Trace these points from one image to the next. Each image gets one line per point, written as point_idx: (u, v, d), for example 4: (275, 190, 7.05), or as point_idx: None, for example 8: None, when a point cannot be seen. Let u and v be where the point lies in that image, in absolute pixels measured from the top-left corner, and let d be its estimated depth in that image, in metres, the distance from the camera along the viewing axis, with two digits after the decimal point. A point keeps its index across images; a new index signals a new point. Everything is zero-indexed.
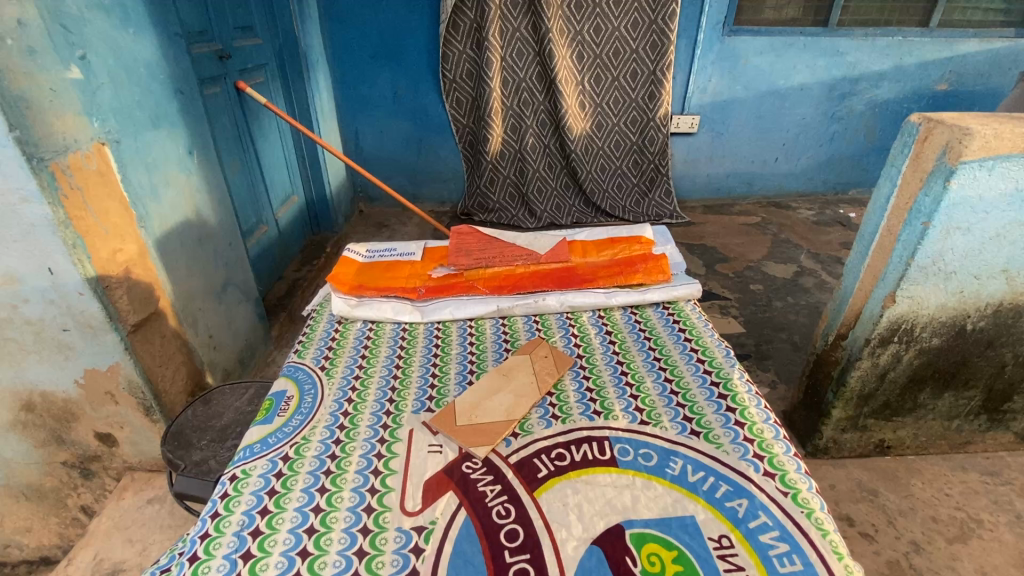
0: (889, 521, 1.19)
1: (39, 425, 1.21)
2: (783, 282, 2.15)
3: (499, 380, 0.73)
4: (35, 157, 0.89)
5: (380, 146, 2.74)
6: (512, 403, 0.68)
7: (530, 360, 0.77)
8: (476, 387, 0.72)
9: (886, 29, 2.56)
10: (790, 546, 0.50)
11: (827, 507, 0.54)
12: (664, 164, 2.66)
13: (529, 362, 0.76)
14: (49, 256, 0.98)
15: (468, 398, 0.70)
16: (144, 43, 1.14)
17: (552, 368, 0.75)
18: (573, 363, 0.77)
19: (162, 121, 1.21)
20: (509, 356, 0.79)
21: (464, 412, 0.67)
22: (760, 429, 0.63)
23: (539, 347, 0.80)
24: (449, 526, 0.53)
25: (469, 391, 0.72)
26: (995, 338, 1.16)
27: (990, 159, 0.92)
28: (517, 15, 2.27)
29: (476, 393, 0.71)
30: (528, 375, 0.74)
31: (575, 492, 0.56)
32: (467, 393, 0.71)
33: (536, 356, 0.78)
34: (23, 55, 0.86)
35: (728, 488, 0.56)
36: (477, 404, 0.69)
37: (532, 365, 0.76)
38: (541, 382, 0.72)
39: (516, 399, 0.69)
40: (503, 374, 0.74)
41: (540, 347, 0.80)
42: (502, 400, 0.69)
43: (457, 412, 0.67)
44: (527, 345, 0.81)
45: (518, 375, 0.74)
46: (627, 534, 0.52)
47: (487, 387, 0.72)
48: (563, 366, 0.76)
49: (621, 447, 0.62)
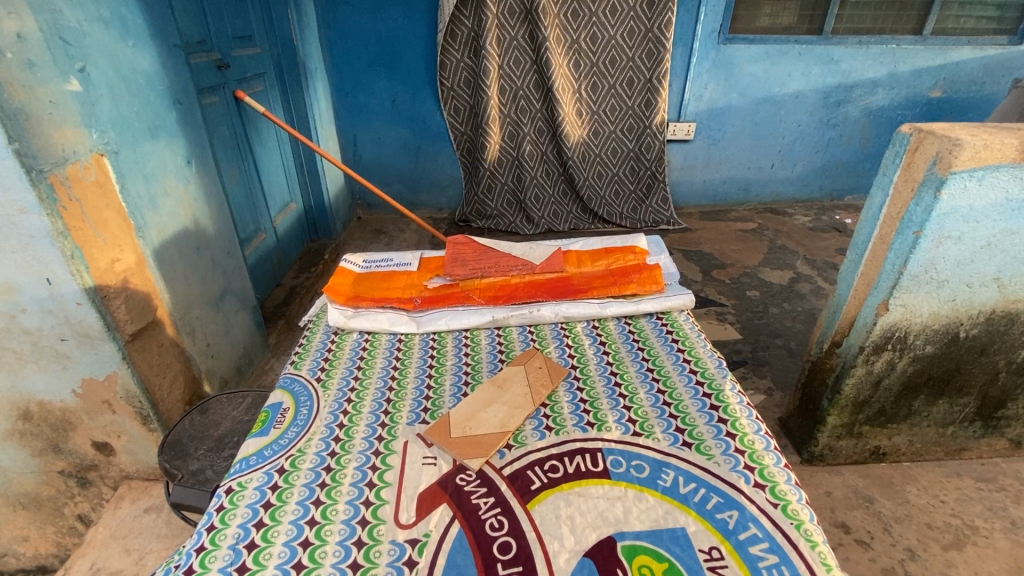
0: (885, 528, 1.20)
1: (36, 434, 1.21)
2: (780, 289, 2.16)
3: (493, 391, 0.74)
4: (35, 168, 0.90)
5: (379, 154, 2.75)
6: (505, 414, 0.69)
7: (524, 371, 0.77)
8: (470, 398, 0.73)
9: (880, 37, 2.58)
10: (779, 558, 0.50)
11: (816, 519, 0.54)
12: (661, 170, 2.68)
13: (523, 374, 0.77)
14: (48, 266, 0.98)
15: (462, 409, 0.71)
16: (143, 54, 1.15)
17: (546, 380, 0.76)
18: (567, 373, 0.78)
19: (160, 131, 1.21)
20: (503, 367, 0.80)
21: (458, 424, 0.68)
22: (751, 440, 0.63)
23: (533, 357, 0.80)
24: (442, 539, 0.54)
25: (464, 402, 0.72)
26: (988, 345, 1.16)
27: (980, 169, 0.93)
28: (514, 24, 2.29)
29: (470, 404, 0.71)
30: (522, 386, 0.74)
31: (568, 504, 0.56)
32: (462, 405, 0.72)
33: (530, 367, 0.78)
34: (23, 68, 0.87)
35: (719, 500, 0.56)
36: (471, 416, 0.69)
37: (526, 376, 0.76)
38: (535, 394, 0.73)
39: (509, 410, 0.70)
40: (496, 386, 0.74)
41: (534, 357, 0.80)
42: (495, 411, 0.70)
43: (450, 423, 0.68)
44: (520, 356, 0.82)
45: (512, 387, 0.74)
46: (619, 546, 0.52)
47: (480, 399, 0.72)
48: (557, 377, 0.76)
49: (614, 459, 0.62)
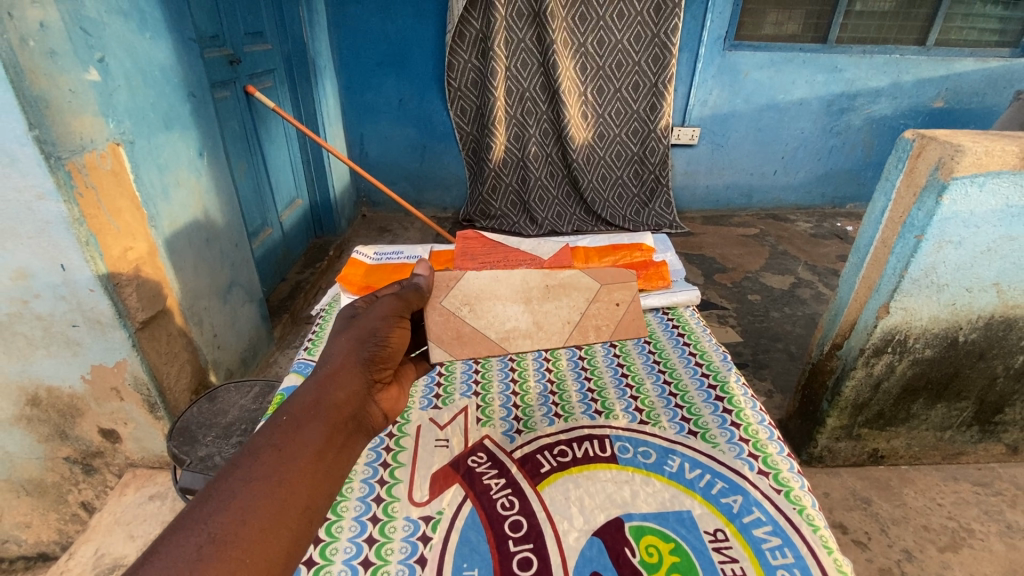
0: (882, 529, 1.21)
1: (43, 419, 1.23)
2: (781, 293, 2.18)
3: (537, 292, 0.86)
4: (54, 156, 0.91)
5: (385, 152, 2.77)
6: (521, 327, 0.85)
7: (592, 296, 0.88)
8: (513, 285, 0.85)
9: (884, 47, 2.60)
10: (782, 540, 0.55)
11: (818, 505, 0.59)
12: (665, 174, 2.70)
13: (571, 292, 0.87)
14: (63, 253, 0.99)
15: (487, 288, 0.85)
16: (160, 47, 1.17)
17: (599, 318, 0.88)
18: (628, 323, 0.90)
19: (174, 123, 1.23)
20: (581, 271, 0.88)
21: (466, 302, 0.83)
22: (755, 429, 0.69)
23: (613, 290, 0.89)
24: (454, 517, 0.60)
25: (494, 281, 0.85)
26: (987, 350, 1.18)
27: (981, 175, 0.95)
28: (522, 27, 2.32)
29: (502, 294, 0.85)
30: (574, 308, 0.87)
31: (576, 486, 0.62)
32: (493, 286, 0.85)
33: (602, 296, 0.89)
34: (45, 57, 0.88)
35: (724, 485, 0.61)
36: (488, 301, 0.85)
37: (589, 300, 0.88)
38: (578, 327, 0.86)
39: (527, 323, 0.85)
40: (544, 290, 0.86)
41: (615, 291, 0.89)
42: (516, 312, 0.85)
43: (458, 295, 0.83)
44: (606, 273, 0.90)
45: (560, 302, 0.86)
46: (626, 527, 0.57)
47: (525, 295, 0.85)
48: (611, 322, 0.88)
49: (621, 445, 0.68)
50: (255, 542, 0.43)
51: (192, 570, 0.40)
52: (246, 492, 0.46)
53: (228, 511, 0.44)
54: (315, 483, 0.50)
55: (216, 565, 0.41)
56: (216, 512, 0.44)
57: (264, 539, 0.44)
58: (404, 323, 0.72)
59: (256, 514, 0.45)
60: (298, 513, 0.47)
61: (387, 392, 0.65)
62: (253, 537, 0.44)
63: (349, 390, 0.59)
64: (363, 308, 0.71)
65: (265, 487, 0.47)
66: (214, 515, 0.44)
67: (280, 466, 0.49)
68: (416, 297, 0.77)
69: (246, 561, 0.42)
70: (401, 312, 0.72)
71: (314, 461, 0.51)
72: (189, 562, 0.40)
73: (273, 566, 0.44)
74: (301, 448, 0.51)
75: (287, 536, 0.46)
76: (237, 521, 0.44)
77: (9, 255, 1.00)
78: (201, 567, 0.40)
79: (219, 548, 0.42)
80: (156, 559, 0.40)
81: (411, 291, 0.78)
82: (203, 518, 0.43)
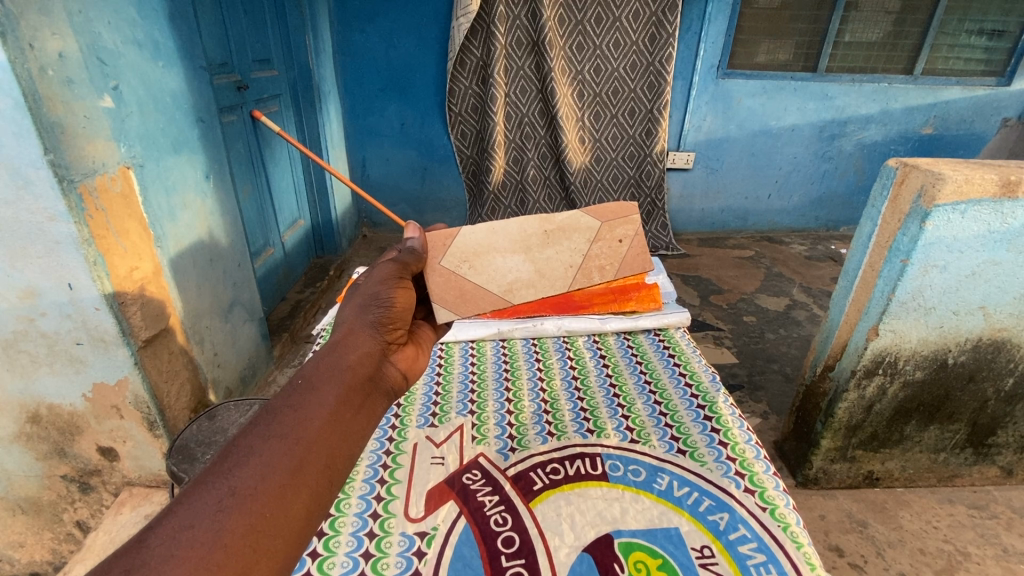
0: (878, 552, 1.21)
1: (43, 437, 1.24)
2: (776, 315, 2.20)
3: (535, 241, 0.91)
4: (67, 179, 0.94)
5: (386, 174, 2.83)
6: (523, 277, 0.91)
7: (593, 236, 0.92)
8: (510, 236, 0.91)
9: (872, 77, 2.68)
10: (766, 557, 0.63)
11: (802, 523, 0.67)
12: (660, 198, 2.76)
13: (569, 234, 0.92)
14: (71, 272, 1.02)
15: (483, 244, 0.91)
16: (171, 75, 1.22)
17: (603, 258, 0.93)
18: (632, 259, 0.94)
19: (182, 147, 1.27)
20: (579, 213, 0.92)
21: (464, 259, 0.90)
22: (742, 448, 0.78)
23: (615, 227, 0.93)
24: (449, 533, 0.66)
25: (490, 235, 0.91)
26: (976, 372, 1.20)
27: (963, 203, 0.98)
28: (521, 55, 2.41)
29: (500, 247, 0.91)
30: (576, 251, 0.91)
31: (568, 503, 0.70)
32: (492, 240, 0.91)
33: (604, 235, 0.93)
34: (62, 85, 0.92)
35: (711, 503, 0.70)
36: (487, 255, 0.91)
37: (591, 241, 0.92)
38: (583, 269, 0.91)
39: (533, 271, 0.90)
40: (542, 235, 0.92)
41: (616, 227, 0.93)
42: (517, 263, 0.91)
43: (456, 253, 0.89)
44: (605, 210, 0.94)
45: (560, 247, 0.91)
46: (616, 543, 0.65)
47: (525, 244, 0.91)
48: (615, 259, 0.93)
49: (612, 463, 0.77)
50: (275, 496, 0.48)
51: (216, 520, 0.44)
52: (264, 451, 0.51)
53: (247, 468, 0.49)
54: (329, 445, 0.55)
55: (238, 517, 0.45)
56: (237, 468, 0.49)
57: (285, 494, 0.49)
58: (405, 283, 0.79)
59: (275, 470, 0.50)
60: (319, 464, 0.53)
61: (398, 355, 0.75)
62: (272, 493, 0.48)
63: (356, 360, 0.67)
64: (364, 279, 0.79)
65: (281, 448, 0.52)
66: (234, 471, 0.49)
67: (295, 428, 0.54)
68: (413, 261, 0.84)
69: (267, 514, 0.47)
70: (399, 275, 0.79)
71: (327, 425, 0.56)
72: (212, 514, 0.45)
73: (291, 520, 0.48)
74: (317, 409, 0.57)
75: (306, 493, 0.50)
76: (258, 478, 0.49)
77: (19, 274, 1.02)
78: (224, 517, 0.45)
79: (240, 501, 0.47)
80: (182, 507, 0.45)
81: (407, 256, 0.84)
82: (224, 473, 0.48)
